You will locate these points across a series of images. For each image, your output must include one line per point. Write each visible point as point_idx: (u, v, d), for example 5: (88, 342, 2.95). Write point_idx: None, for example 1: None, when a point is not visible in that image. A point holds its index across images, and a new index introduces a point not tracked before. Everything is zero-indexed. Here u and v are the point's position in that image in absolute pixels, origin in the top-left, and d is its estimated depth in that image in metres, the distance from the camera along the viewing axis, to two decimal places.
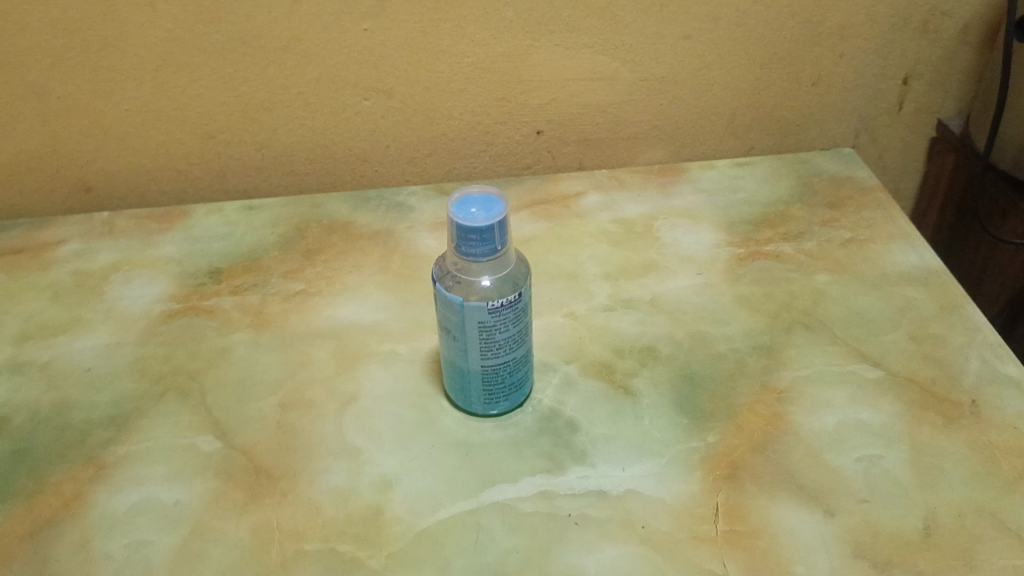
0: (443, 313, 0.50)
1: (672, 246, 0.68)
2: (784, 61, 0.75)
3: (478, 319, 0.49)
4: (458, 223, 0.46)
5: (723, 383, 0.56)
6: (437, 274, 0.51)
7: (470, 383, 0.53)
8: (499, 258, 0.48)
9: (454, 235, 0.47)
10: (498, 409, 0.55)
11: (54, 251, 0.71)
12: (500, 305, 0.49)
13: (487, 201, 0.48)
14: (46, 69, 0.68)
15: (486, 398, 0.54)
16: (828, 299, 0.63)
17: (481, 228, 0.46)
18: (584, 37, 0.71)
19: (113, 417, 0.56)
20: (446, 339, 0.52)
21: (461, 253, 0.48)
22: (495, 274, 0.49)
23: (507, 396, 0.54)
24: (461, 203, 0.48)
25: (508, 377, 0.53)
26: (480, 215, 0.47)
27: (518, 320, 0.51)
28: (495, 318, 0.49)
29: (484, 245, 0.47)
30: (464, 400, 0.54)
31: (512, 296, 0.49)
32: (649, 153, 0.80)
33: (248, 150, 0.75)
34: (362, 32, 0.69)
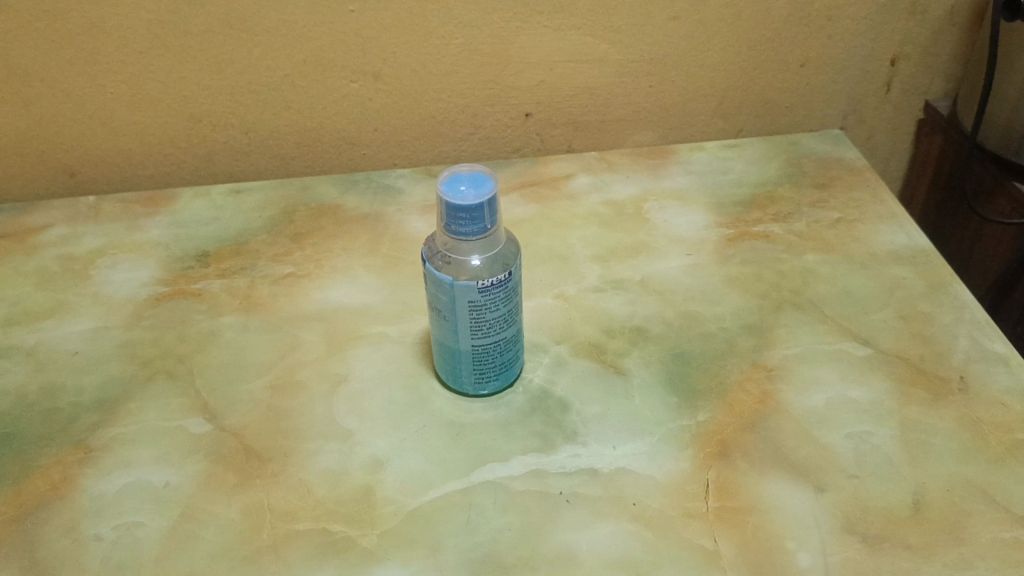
0: (433, 293, 0.50)
1: (662, 227, 0.68)
2: (772, 43, 0.75)
3: (468, 298, 0.49)
4: (447, 202, 0.46)
5: (714, 362, 0.56)
6: (426, 254, 0.51)
7: (461, 362, 0.53)
8: (489, 236, 0.48)
9: (444, 213, 0.47)
10: (489, 389, 0.55)
11: (39, 236, 0.70)
12: (491, 285, 0.49)
13: (476, 179, 0.47)
14: (29, 51, 0.68)
15: (477, 378, 0.54)
16: (818, 279, 0.63)
17: (471, 207, 0.46)
18: (573, 18, 0.71)
19: (101, 401, 0.56)
20: (435, 319, 0.52)
21: (450, 232, 0.48)
22: (485, 253, 0.49)
23: (498, 376, 0.54)
24: (451, 181, 0.47)
25: (499, 357, 0.53)
26: (470, 193, 0.47)
27: (509, 299, 0.51)
28: (486, 297, 0.49)
29: (474, 224, 0.47)
30: (455, 380, 0.54)
31: (502, 275, 0.49)
32: (638, 136, 0.80)
33: (234, 133, 0.75)
34: (349, 14, 0.68)
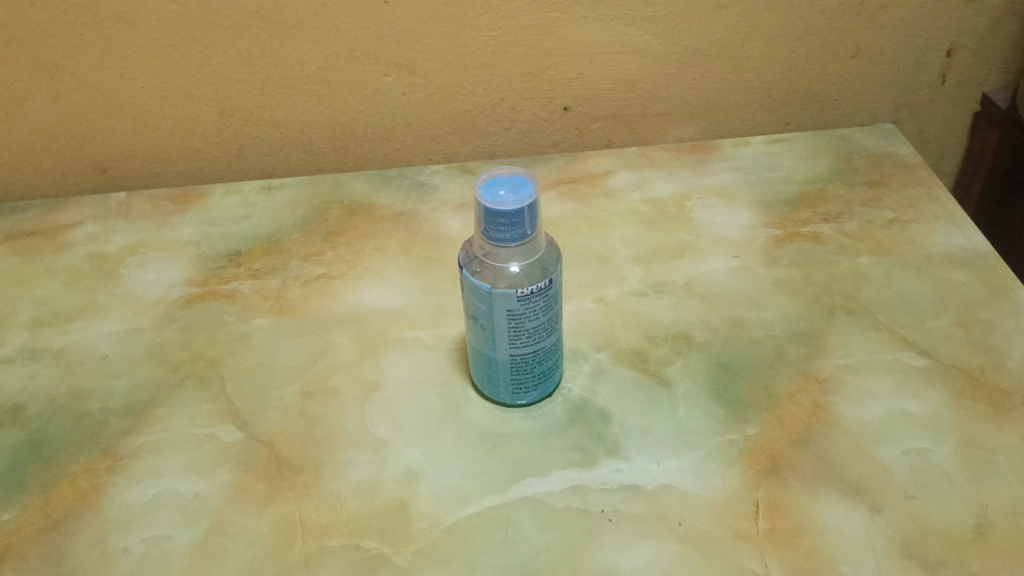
0: (470, 300, 0.48)
1: (707, 227, 0.66)
2: (822, 32, 0.72)
3: (507, 307, 0.47)
4: (485, 206, 0.44)
5: (763, 372, 0.54)
6: (463, 259, 0.49)
7: (498, 372, 0.51)
8: (528, 243, 0.46)
9: (482, 218, 0.45)
10: (527, 399, 0.53)
11: (69, 233, 0.69)
12: (530, 292, 0.47)
13: (516, 183, 0.45)
14: (60, 45, 0.66)
15: (514, 388, 0.52)
16: (871, 283, 0.60)
17: (510, 212, 0.44)
18: (614, 8, 0.68)
19: (131, 406, 0.55)
20: (472, 327, 0.50)
21: (489, 237, 0.46)
22: (523, 260, 0.47)
23: (537, 386, 0.52)
24: (489, 185, 0.45)
25: (538, 366, 0.51)
26: (511, 197, 0.44)
27: (549, 307, 0.49)
28: (525, 305, 0.47)
29: (514, 230, 0.45)
30: (491, 389, 0.52)
31: (542, 282, 0.47)
32: (680, 130, 0.78)
33: (266, 128, 0.73)
34: (383, 6, 0.66)
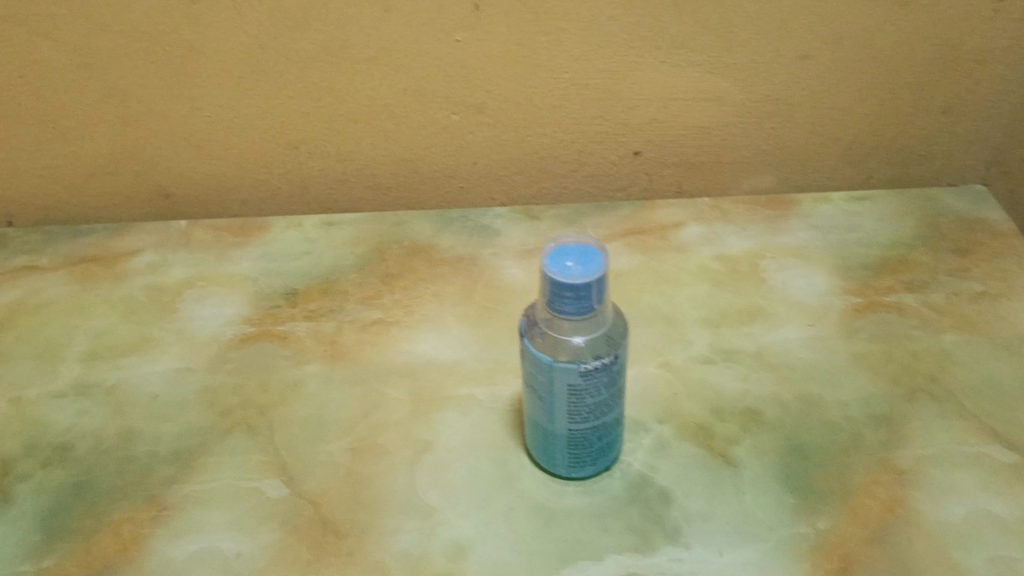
0: (531, 370, 0.46)
1: (780, 290, 0.63)
2: (912, 86, 0.69)
3: (567, 381, 0.45)
4: (550, 279, 0.42)
5: (836, 458, 0.51)
6: (524, 326, 0.46)
7: (555, 445, 0.49)
8: (594, 316, 0.44)
9: (547, 290, 0.43)
10: (584, 473, 0.50)
11: (129, 262, 0.70)
12: (593, 368, 0.45)
13: (585, 253, 0.43)
14: (129, 72, 0.65)
15: (571, 462, 0.49)
16: (956, 364, 0.56)
17: (576, 286, 0.42)
18: (692, 54, 0.66)
19: (178, 452, 0.54)
20: (531, 397, 0.48)
21: (553, 309, 0.44)
22: (587, 334, 0.44)
23: (595, 460, 0.49)
24: (556, 254, 0.43)
25: (597, 441, 0.48)
26: (577, 269, 0.42)
27: (612, 383, 0.46)
28: (587, 381, 0.45)
29: (579, 304, 0.43)
30: (547, 461, 0.50)
31: (607, 358, 0.45)
32: (755, 180, 0.74)
33: (330, 162, 0.71)
34: (455, 44, 0.64)
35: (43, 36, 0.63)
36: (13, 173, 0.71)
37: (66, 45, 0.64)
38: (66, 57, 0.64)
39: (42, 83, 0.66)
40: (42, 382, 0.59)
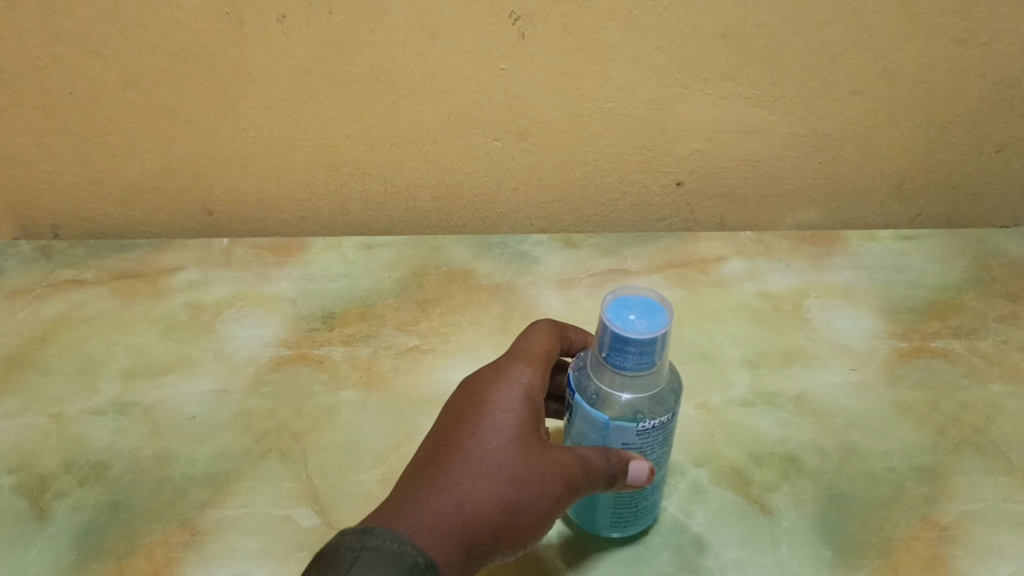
0: (580, 428, 0.44)
1: (824, 330, 0.62)
2: (966, 124, 0.67)
3: (623, 441, 0.42)
4: (615, 331, 0.39)
5: (878, 512, 0.49)
6: (574, 382, 0.44)
7: (599, 505, 0.46)
8: (655, 373, 0.41)
9: (609, 343, 0.40)
10: (623, 532, 0.47)
11: (171, 278, 0.71)
12: (651, 427, 0.42)
13: (647, 309, 0.41)
14: (176, 92, 0.65)
15: (614, 521, 0.47)
16: (1005, 416, 0.55)
17: (643, 341, 0.39)
18: (740, 86, 0.64)
19: (212, 475, 0.54)
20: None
21: (612, 364, 0.41)
22: (646, 392, 0.42)
23: (636, 520, 0.47)
24: (618, 308, 0.41)
25: (642, 502, 0.46)
26: (644, 323, 0.40)
27: (664, 443, 0.44)
28: (642, 440, 0.42)
29: (641, 360, 0.40)
30: (586, 520, 0.47)
31: (665, 417, 0.42)
32: (799, 215, 0.73)
33: (371, 185, 0.71)
34: (500, 72, 0.63)
35: (92, 53, 0.63)
36: (62, 187, 0.72)
37: (115, 62, 0.64)
38: (114, 74, 0.64)
39: (91, 100, 0.66)
40: (82, 399, 0.60)
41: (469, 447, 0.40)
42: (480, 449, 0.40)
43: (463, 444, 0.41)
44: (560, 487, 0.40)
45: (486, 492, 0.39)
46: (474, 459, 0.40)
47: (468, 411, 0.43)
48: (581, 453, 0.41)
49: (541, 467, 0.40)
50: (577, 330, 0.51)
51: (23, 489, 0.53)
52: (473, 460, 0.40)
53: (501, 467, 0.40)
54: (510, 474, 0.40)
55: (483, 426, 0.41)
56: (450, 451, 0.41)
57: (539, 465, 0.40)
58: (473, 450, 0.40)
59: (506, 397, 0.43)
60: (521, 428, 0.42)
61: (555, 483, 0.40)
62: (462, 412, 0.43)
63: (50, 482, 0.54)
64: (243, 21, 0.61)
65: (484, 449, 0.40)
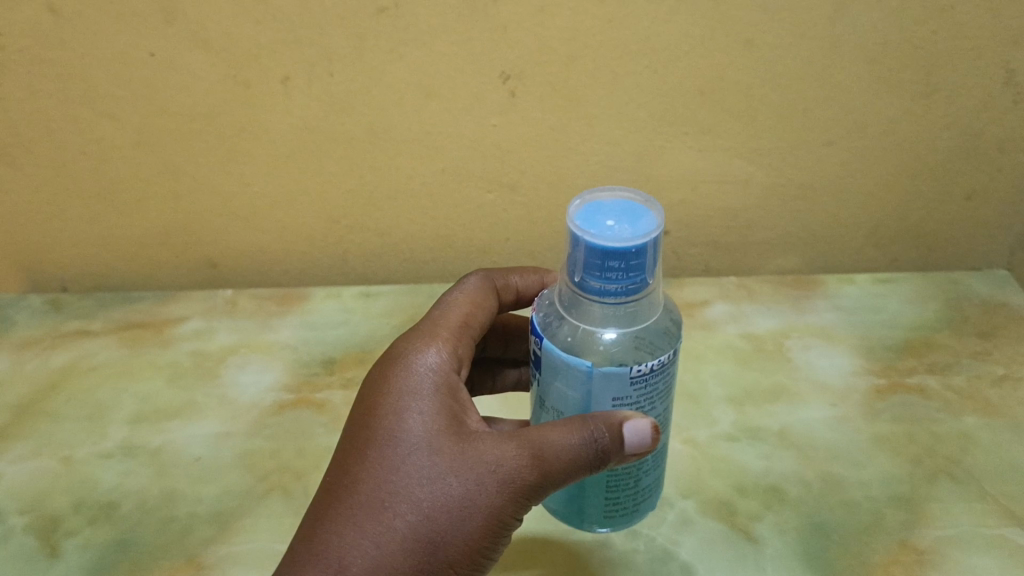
0: (562, 382, 0.42)
1: (805, 370, 0.65)
2: (935, 173, 0.71)
3: (612, 389, 0.41)
4: (593, 244, 0.38)
5: (858, 537, 0.51)
6: (552, 329, 0.42)
7: (591, 493, 0.46)
8: (636, 302, 0.40)
9: (587, 261, 0.39)
10: (614, 522, 0.48)
11: (176, 328, 0.74)
12: (642, 372, 0.41)
13: (623, 216, 0.39)
14: (183, 151, 0.69)
15: (607, 511, 0.47)
16: (979, 447, 0.58)
17: (627, 250, 0.38)
18: (719, 139, 0.67)
19: (217, 513, 0.56)
20: (557, 415, 0.44)
21: (593, 288, 0.39)
22: (628, 327, 0.41)
23: (626, 507, 0.47)
24: (590, 219, 0.39)
25: (633, 484, 0.46)
26: (624, 231, 0.39)
27: (658, 387, 0.43)
28: (633, 386, 0.41)
29: (624, 274, 0.38)
30: (576, 512, 0.47)
31: (654, 361, 0.41)
32: (780, 261, 0.76)
33: (370, 237, 0.74)
34: (492, 128, 0.67)
35: (106, 114, 0.67)
36: (72, 242, 0.75)
37: (127, 123, 0.67)
38: (126, 134, 0.68)
39: (102, 159, 0.69)
40: (91, 442, 0.62)
41: (376, 472, 0.41)
42: (388, 474, 0.40)
43: (370, 468, 0.41)
44: (488, 492, 0.40)
45: (397, 523, 0.39)
46: (383, 487, 0.40)
47: (373, 420, 0.43)
48: (510, 452, 0.41)
49: (459, 480, 0.40)
50: (521, 277, 0.55)
51: (34, 530, 0.55)
52: (383, 489, 0.40)
53: (410, 487, 0.40)
54: (424, 497, 0.40)
55: (392, 441, 0.41)
56: (356, 477, 0.41)
57: (457, 479, 0.40)
58: (380, 475, 0.40)
59: (411, 400, 0.43)
60: (430, 436, 0.41)
61: (481, 492, 0.40)
62: (367, 422, 0.43)
63: (60, 521, 0.56)
64: (249, 83, 0.65)
65: (393, 470, 0.40)
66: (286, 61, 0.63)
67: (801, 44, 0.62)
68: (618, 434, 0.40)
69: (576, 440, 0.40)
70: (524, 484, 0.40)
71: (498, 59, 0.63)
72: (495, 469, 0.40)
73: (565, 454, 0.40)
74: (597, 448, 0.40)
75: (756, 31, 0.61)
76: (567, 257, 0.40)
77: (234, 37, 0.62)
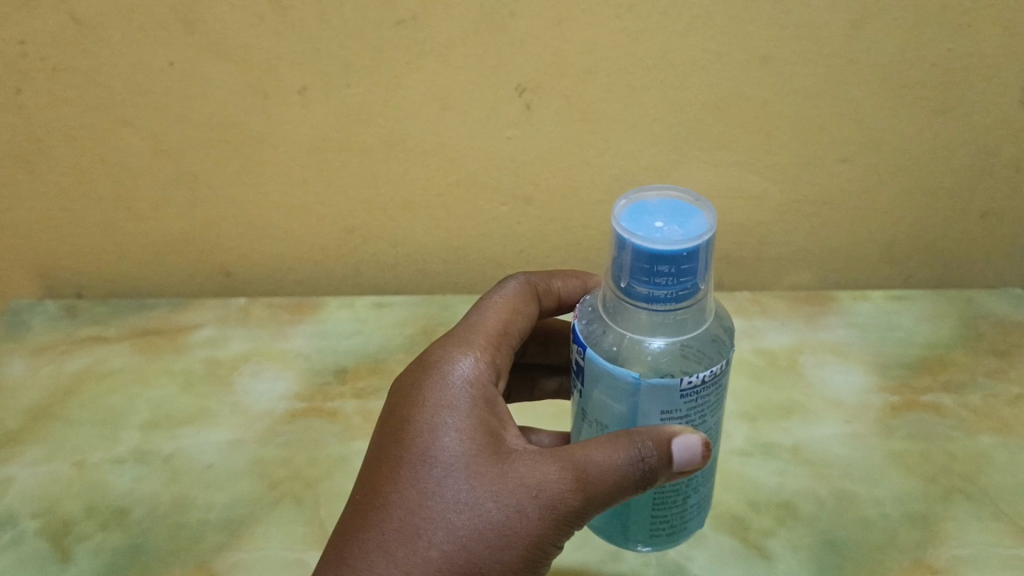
0: (605, 394, 0.43)
1: (819, 386, 0.65)
2: (951, 192, 0.70)
3: (660, 400, 0.41)
4: (641, 247, 0.38)
5: (871, 555, 0.51)
6: (596, 337, 0.43)
7: (637, 512, 0.46)
8: (687, 308, 0.40)
9: (635, 266, 0.39)
10: (659, 541, 0.48)
11: (190, 335, 0.74)
12: (692, 384, 0.41)
13: (672, 218, 0.39)
14: (201, 159, 0.69)
15: (653, 530, 0.47)
16: (994, 467, 0.57)
17: (677, 254, 0.38)
18: (734, 154, 0.67)
19: (229, 520, 0.56)
20: (600, 428, 0.44)
21: (640, 294, 0.39)
22: (676, 336, 0.40)
23: (672, 527, 0.47)
24: (637, 221, 0.39)
25: (679, 502, 0.46)
26: (674, 233, 0.39)
27: (708, 400, 0.43)
28: (683, 398, 0.41)
29: (674, 278, 0.38)
30: (620, 532, 0.47)
31: (706, 372, 0.41)
32: (794, 277, 0.76)
33: (384, 247, 0.75)
34: (507, 140, 0.67)
35: (124, 122, 0.67)
36: (89, 249, 0.76)
37: (145, 131, 0.68)
38: (144, 142, 0.68)
39: (120, 167, 0.70)
40: (104, 448, 0.62)
41: (412, 497, 0.40)
42: (424, 499, 0.40)
43: (406, 493, 0.41)
44: (530, 517, 0.40)
45: (434, 551, 0.39)
46: (420, 513, 0.40)
47: (408, 441, 0.42)
48: (552, 476, 0.40)
49: (498, 505, 0.40)
50: (563, 281, 0.55)
51: (46, 533, 0.55)
52: (420, 515, 0.40)
53: (450, 514, 0.40)
54: (462, 524, 0.39)
55: (429, 464, 0.41)
56: (391, 503, 0.40)
57: (496, 504, 0.40)
58: (418, 501, 0.40)
59: (448, 420, 0.43)
60: (467, 459, 0.41)
61: (522, 517, 0.40)
62: (401, 443, 0.43)
63: (72, 525, 0.56)
64: (267, 93, 0.65)
65: (431, 496, 0.40)
66: (303, 71, 0.64)
67: (816, 60, 0.62)
68: (667, 450, 0.40)
69: (622, 457, 0.40)
70: (565, 508, 0.40)
71: (514, 72, 0.63)
72: (536, 494, 0.40)
73: (608, 475, 0.40)
74: (644, 466, 0.40)
75: (772, 47, 0.62)
76: (614, 262, 0.40)
77: (253, 47, 0.63)
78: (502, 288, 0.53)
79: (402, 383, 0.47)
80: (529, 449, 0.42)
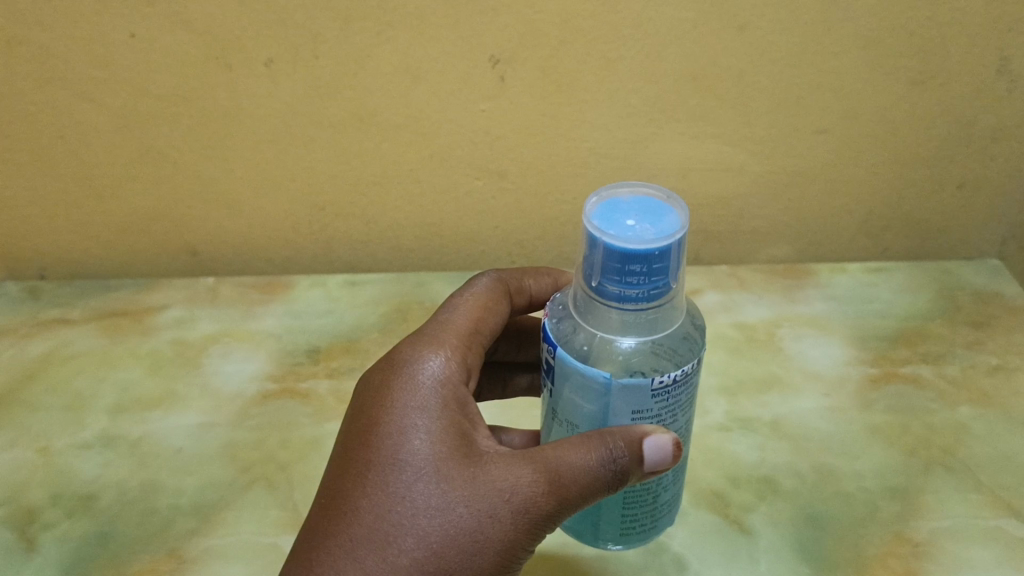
0: (575, 394, 0.42)
1: (797, 360, 0.64)
2: (928, 162, 0.70)
3: (631, 400, 0.40)
4: (613, 246, 0.37)
5: (852, 529, 0.51)
6: (566, 336, 0.41)
7: (607, 511, 0.45)
8: (659, 308, 0.39)
9: (606, 264, 0.37)
10: (630, 538, 0.47)
11: (157, 316, 0.72)
12: (663, 384, 0.40)
13: (646, 216, 0.38)
14: (164, 135, 0.67)
15: (623, 528, 0.46)
16: (974, 438, 0.57)
17: (648, 253, 0.37)
18: (711, 126, 0.66)
19: (199, 505, 0.55)
20: (570, 427, 0.43)
21: (611, 293, 0.38)
22: (647, 335, 0.39)
23: (643, 524, 0.46)
24: (608, 218, 0.38)
25: (650, 500, 0.45)
26: (646, 231, 0.37)
27: (680, 399, 0.42)
28: (654, 398, 0.41)
29: (646, 279, 0.37)
30: (590, 531, 0.46)
31: (676, 372, 0.41)
32: (771, 251, 0.75)
33: (355, 225, 0.73)
34: (480, 113, 0.65)
35: (84, 97, 0.65)
36: (49, 228, 0.73)
37: (106, 106, 0.65)
38: (105, 118, 0.66)
39: (79, 144, 0.68)
40: (69, 433, 0.61)
41: (381, 502, 0.39)
42: (394, 504, 0.39)
43: (375, 497, 0.39)
44: (502, 522, 0.39)
45: (405, 557, 0.38)
46: (390, 519, 0.39)
47: (376, 443, 0.41)
48: (525, 480, 0.39)
49: (470, 510, 0.39)
50: (535, 280, 0.54)
51: (10, 522, 0.54)
52: (389, 520, 0.39)
53: (421, 519, 0.38)
54: (433, 530, 0.38)
55: (399, 468, 0.40)
56: (359, 508, 0.39)
57: (468, 509, 0.39)
58: (388, 506, 0.39)
59: (418, 423, 0.41)
60: (438, 463, 0.40)
61: (494, 522, 0.39)
62: (369, 445, 0.41)
63: (37, 514, 0.54)
64: (232, 65, 0.63)
65: (401, 501, 0.39)
66: (269, 42, 0.62)
67: (794, 29, 0.61)
68: (637, 450, 0.40)
69: (595, 460, 0.39)
70: (537, 513, 0.39)
71: (487, 42, 0.62)
72: (509, 499, 0.39)
73: (580, 478, 0.40)
74: (616, 468, 0.39)
75: (749, 15, 0.60)
76: (584, 259, 0.39)
77: (216, 17, 0.60)
78: (472, 286, 0.51)
79: (369, 382, 0.45)
80: (500, 452, 0.41)
